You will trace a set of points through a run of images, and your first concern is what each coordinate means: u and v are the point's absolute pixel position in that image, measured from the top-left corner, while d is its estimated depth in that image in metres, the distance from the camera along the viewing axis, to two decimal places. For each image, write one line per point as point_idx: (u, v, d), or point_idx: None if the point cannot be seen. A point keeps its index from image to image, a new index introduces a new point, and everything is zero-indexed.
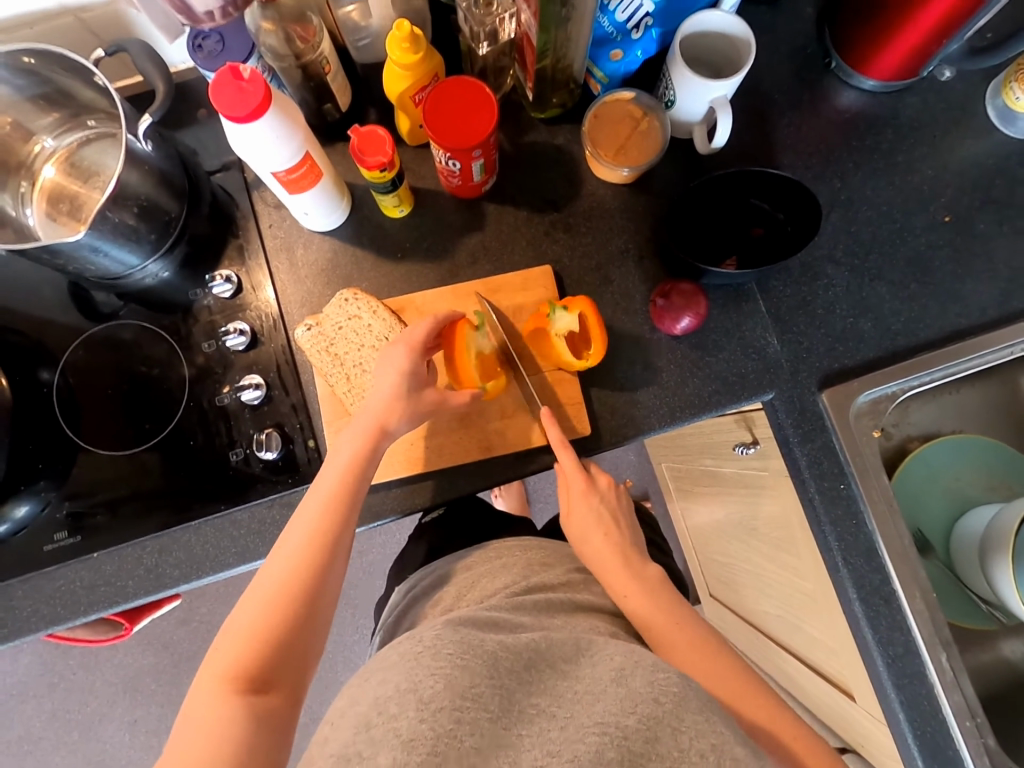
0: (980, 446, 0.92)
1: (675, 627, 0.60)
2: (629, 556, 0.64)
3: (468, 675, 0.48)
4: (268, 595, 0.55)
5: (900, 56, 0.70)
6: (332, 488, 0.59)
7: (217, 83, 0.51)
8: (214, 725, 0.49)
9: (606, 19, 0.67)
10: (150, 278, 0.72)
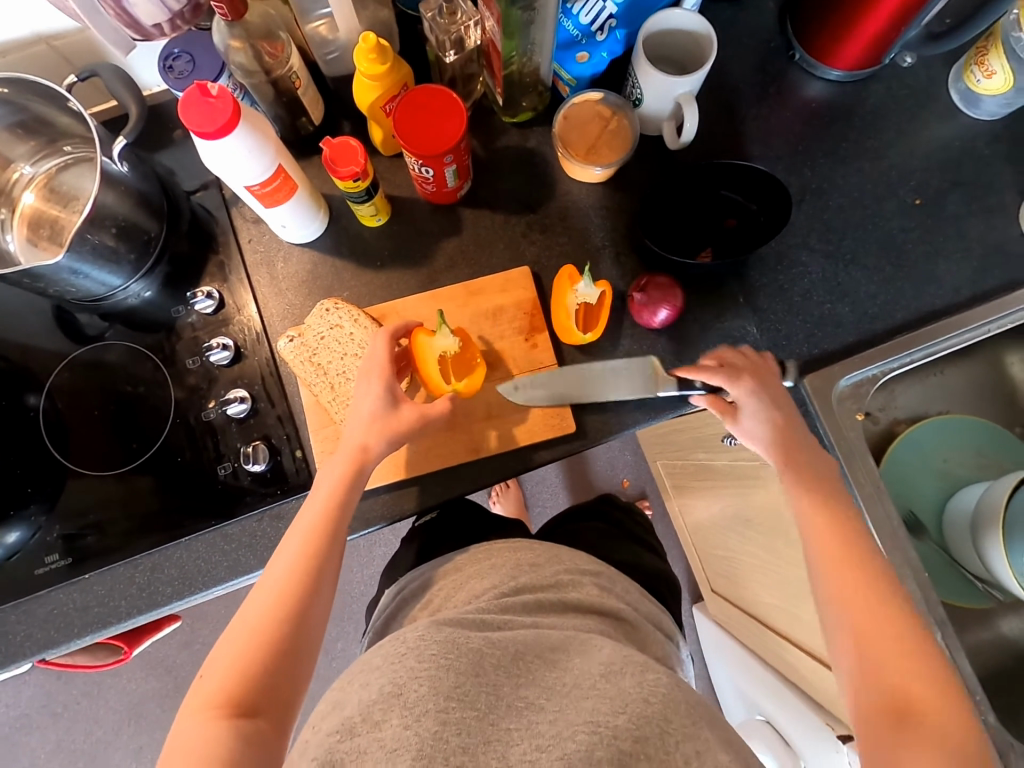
0: (969, 426, 0.92)
1: (834, 525, 0.59)
2: (802, 449, 0.63)
3: (453, 675, 0.48)
4: (256, 621, 0.56)
5: (864, 43, 0.71)
6: (321, 510, 0.60)
7: (185, 99, 0.51)
8: (198, 748, 0.49)
9: (570, 21, 0.69)
10: (133, 298, 0.73)
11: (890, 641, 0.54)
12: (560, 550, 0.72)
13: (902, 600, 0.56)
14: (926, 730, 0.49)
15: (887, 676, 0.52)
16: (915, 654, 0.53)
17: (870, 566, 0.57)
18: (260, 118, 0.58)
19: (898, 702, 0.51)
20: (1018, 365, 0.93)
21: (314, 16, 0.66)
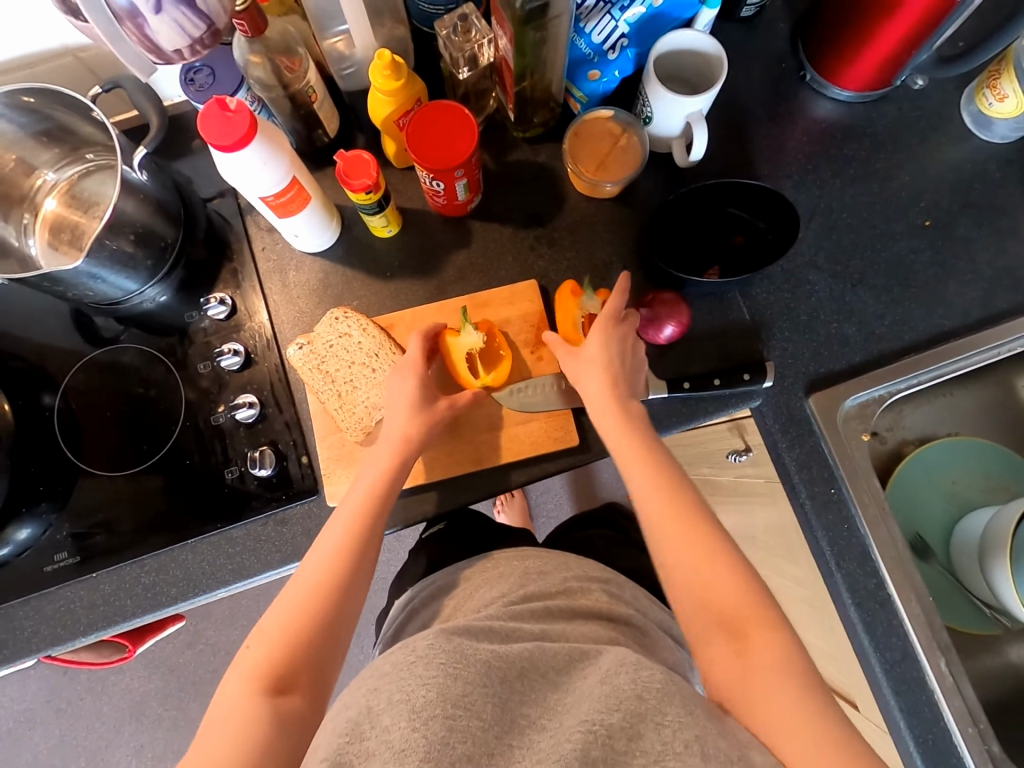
0: (979, 449, 0.91)
1: (652, 460, 0.61)
2: (625, 387, 0.65)
3: (461, 684, 0.48)
4: (292, 605, 0.56)
5: (874, 65, 0.72)
6: (365, 495, 0.61)
7: (205, 114, 0.53)
8: (237, 723, 0.50)
9: (583, 41, 0.70)
10: (149, 303, 0.74)
11: (716, 570, 0.56)
12: (568, 560, 0.73)
13: (718, 528, 0.59)
14: (757, 644, 0.52)
15: (719, 600, 0.55)
16: (746, 587, 0.55)
17: (687, 499, 0.60)
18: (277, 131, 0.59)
19: (730, 622, 0.54)
20: None
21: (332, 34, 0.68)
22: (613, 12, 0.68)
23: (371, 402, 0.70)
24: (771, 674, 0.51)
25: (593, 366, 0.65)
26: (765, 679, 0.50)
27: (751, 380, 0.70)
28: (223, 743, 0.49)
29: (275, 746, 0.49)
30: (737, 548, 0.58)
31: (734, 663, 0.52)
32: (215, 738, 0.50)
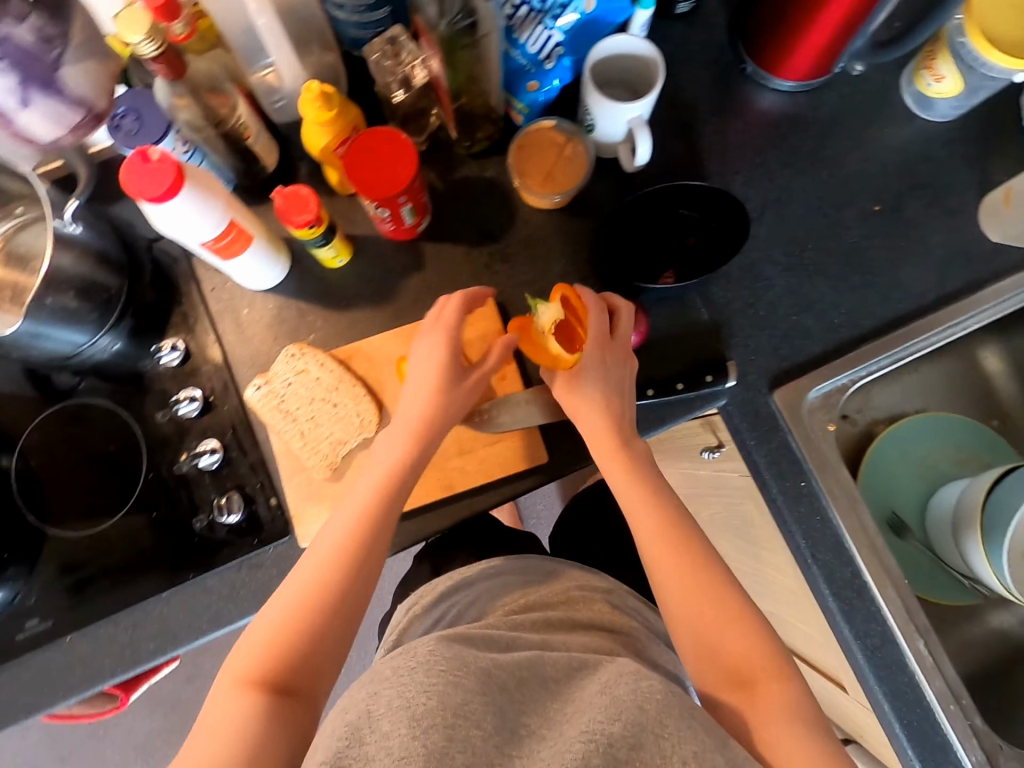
0: (952, 424, 0.92)
1: (648, 504, 0.62)
2: (627, 430, 0.64)
3: (461, 692, 0.47)
4: (301, 591, 0.56)
5: (814, 53, 0.71)
6: (374, 490, 0.60)
7: (125, 166, 0.52)
8: (234, 720, 0.50)
9: (518, 53, 0.68)
10: (105, 352, 0.73)
11: (721, 619, 0.57)
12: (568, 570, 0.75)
13: (722, 572, 0.60)
14: (766, 693, 0.54)
15: (725, 649, 0.56)
16: (752, 636, 0.57)
17: (692, 545, 0.60)
18: (208, 176, 0.59)
19: (735, 671, 0.55)
20: (992, 358, 0.93)
21: (257, 69, 0.66)
22: (547, 22, 0.67)
23: (335, 438, 0.68)
24: (779, 723, 0.52)
25: (591, 401, 0.64)
26: (775, 728, 0.51)
27: (714, 381, 0.70)
28: (217, 746, 0.49)
29: (269, 746, 0.50)
30: (742, 594, 0.59)
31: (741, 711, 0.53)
32: (209, 738, 0.50)
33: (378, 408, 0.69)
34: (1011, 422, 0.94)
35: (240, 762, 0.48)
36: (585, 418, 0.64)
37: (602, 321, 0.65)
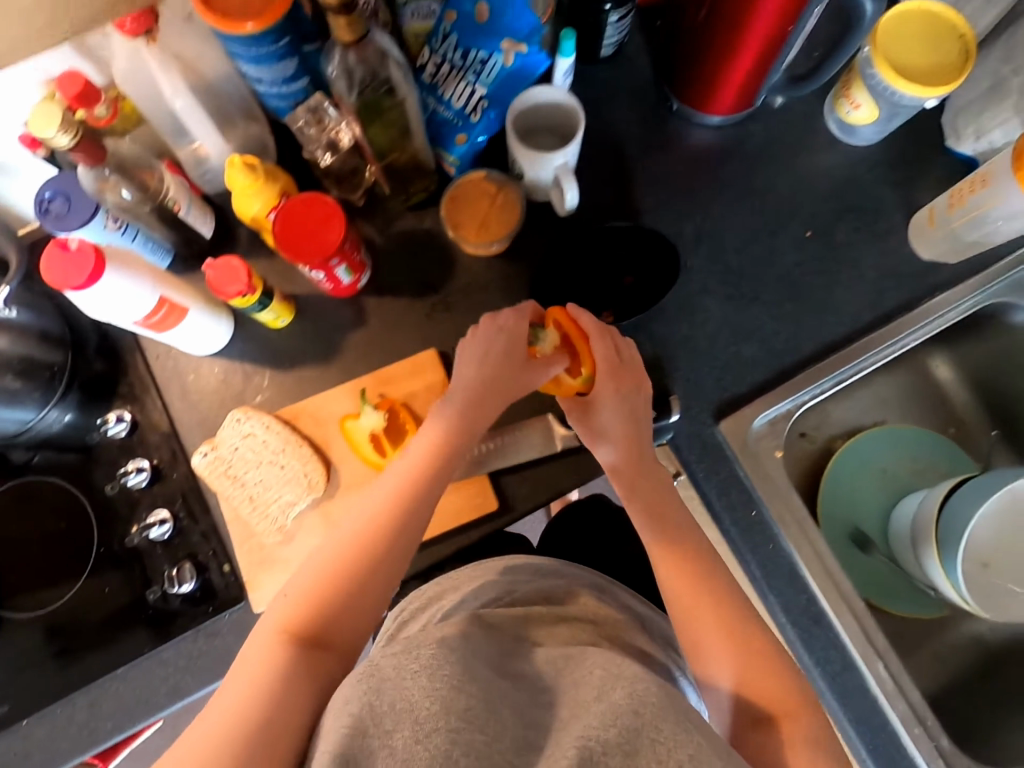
0: (908, 434, 0.92)
1: (668, 529, 0.63)
2: (644, 459, 0.65)
3: (464, 697, 0.42)
4: (342, 549, 0.58)
5: (735, 89, 0.73)
6: (415, 466, 0.62)
7: (46, 260, 0.52)
8: (262, 668, 0.52)
9: (446, 109, 0.71)
10: (55, 425, 0.73)
11: (749, 655, 0.57)
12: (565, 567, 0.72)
13: (746, 605, 0.60)
14: (792, 727, 0.53)
15: (754, 687, 0.55)
16: (773, 665, 0.56)
17: (711, 574, 0.60)
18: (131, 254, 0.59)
19: (762, 708, 0.54)
20: (944, 367, 0.93)
21: (182, 144, 0.66)
22: (469, 77, 0.68)
23: (284, 500, 0.68)
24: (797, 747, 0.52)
25: (609, 433, 0.65)
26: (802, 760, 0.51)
27: (657, 418, 0.71)
28: (240, 699, 0.50)
29: (293, 697, 0.51)
30: (769, 632, 0.59)
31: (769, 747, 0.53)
32: (233, 692, 0.51)
33: (325, 466, 0.69)
34: (968, 427, 0.93)
35: (263, 711, 0.49)
36: (603, 451, 0.65)
37: (606, 346, 0.66)
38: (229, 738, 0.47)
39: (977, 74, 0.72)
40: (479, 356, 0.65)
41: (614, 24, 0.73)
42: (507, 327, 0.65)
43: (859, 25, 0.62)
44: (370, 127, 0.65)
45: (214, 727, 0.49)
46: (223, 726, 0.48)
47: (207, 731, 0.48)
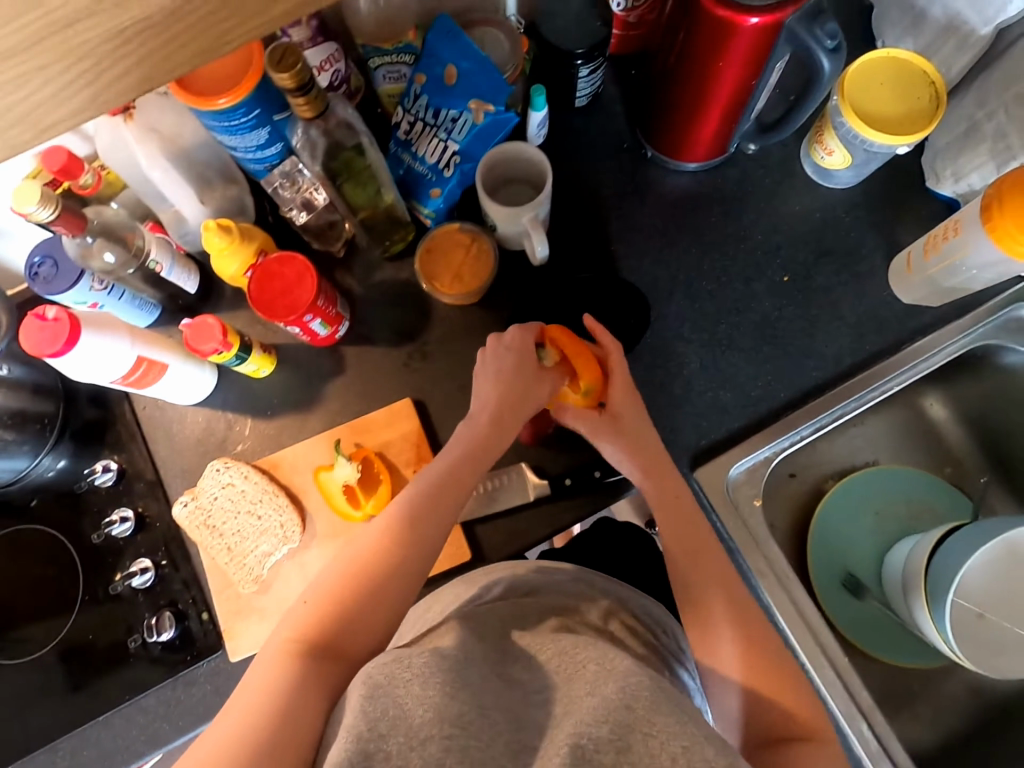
0: (898, 477, 0.88)
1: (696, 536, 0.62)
2: (665, 468, 0.66)
3: (458, 703, 0.41)
4: (365, 559, 0.56)
5: (708, 139, 0.73)
6: (441, 479, 0.60)
7: (24, 332, 0.56)
8: (278, 683, 0.47)
9: (419, 163, 0.72)
10: (49, 472, 0.75)
11: (764, 672, 0.56)
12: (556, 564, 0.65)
13: (759, 618, 0.59)
14: (812, 750, 0.52)
15: (766, 704, 0.55)
16: (782, 675, 0.56)
17: (732, 585, 0.60)
18: (108, 315, 0.62)
19: (775, 728, 0.53)
20: (936, 405, 0.89)
21: (165, 206, 0.70)
22: (442, 134, 0.70)
23: (261, 551, 0.70)
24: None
25: (620, 446, 0.65)
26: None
27: None
28: (250, 706, 0.46)
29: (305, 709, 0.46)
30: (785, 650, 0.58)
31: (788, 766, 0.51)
32: (244, 702, 0.47)
33: (301, 515, 0.71)
34: (966, 467, 0.89)
35: (275, 724, 0.45)
36: (622, 461, 0.65)
37: (623, 361, 0.67)
38: (239, 746, 0.43)
39: (952, 117, 0.72)
40: (493, 374, 0.64)
41: (585, 77, 0.74)
42: (515, 345, 0.65)
43: (821, 80, 0.63)
44: (338, 185, 0.69)
45: (223, 739, 0.44)
46: (234, 735, 0.44)
47: (216, 740, 0.45)
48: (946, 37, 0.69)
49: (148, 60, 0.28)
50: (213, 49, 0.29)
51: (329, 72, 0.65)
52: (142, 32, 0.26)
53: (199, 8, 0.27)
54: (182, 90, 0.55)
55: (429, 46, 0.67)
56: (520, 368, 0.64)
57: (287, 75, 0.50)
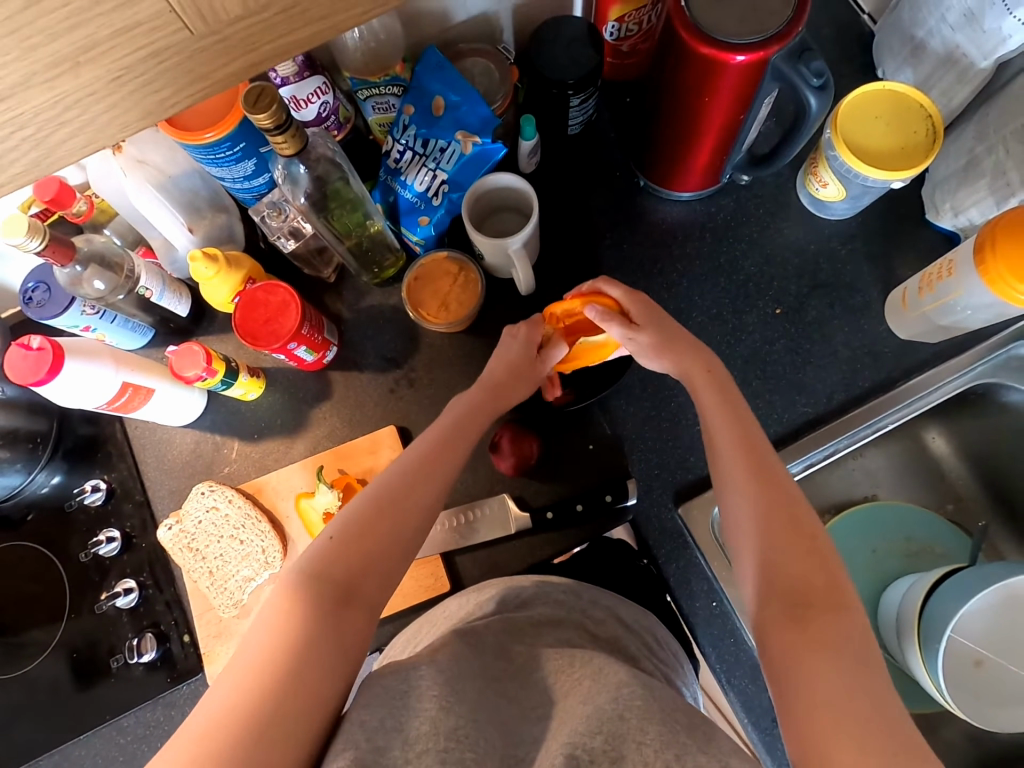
0: (897, 514, 0.81)
1: (737, 426, 0.55)
2: (711, 365, 0.59)
3: (455, 717, 0.40)
4: (369, 509, 0.51)
5: (700, 171, 0.72)
6: (438, 435, 0.57)
7: (8, 361, 0.58)
8: (272, 649, 0.44)
9: (407, 191, 0.72)
10: (43, 488, 0.77)
11: (798, 546, 0.49)
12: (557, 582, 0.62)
13: (801, 494, 0.52)
14: (825, 625, 0.45)
15: (785, 570, 0.48)
16: (808, 540, 0.49)
17: (769, 465, 0.53)
18: (95, 343, 0.65)
19: (796, 594, 0.47)
20: (939, 438, 0.82)
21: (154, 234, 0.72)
22: (431, 164, 0.70)
23: (242, 576, 0.71)
24: (826, 659, 0.43)
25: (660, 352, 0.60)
26: (820, 664, 0.43)
27: (613, 501, 0.70)
28: (248, 671, 0.42)
29: (301, 670, 0.43)
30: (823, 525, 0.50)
31: (796, 647, 0.44)
32: (242, 662, 0.43)
33: (282, 540, 0.72)
34: (969, 506, 0.82)
35: (272, 690, 0.41)
36: (658, 363, 0.61)
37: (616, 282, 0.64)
38: (233, 721, 0.40)
39: (953, 149, 0.70)
40: (499, 354, 0.64)
41: (577, 107, 0.73)
42: (521, 335, 0.64)
43: (808, 116, 0.62)
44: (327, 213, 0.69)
45: (220, 709, 0.41)
46: (231, 705, 0.41)
47: (212, 707, 0.41)
48: (947, 69, 0.68)
49: (95, 122, 0.28)
50: (159, 110, 0.29)
51: (317, 103, 0.66)
52: (84, 97, 0.27)
53: (139, 74, 0.27)
54: (171, 127, 0.58)
55: (417, 79, 0.68)
56: (525, 352, 0.63)
57: (265, 115, 0.51)
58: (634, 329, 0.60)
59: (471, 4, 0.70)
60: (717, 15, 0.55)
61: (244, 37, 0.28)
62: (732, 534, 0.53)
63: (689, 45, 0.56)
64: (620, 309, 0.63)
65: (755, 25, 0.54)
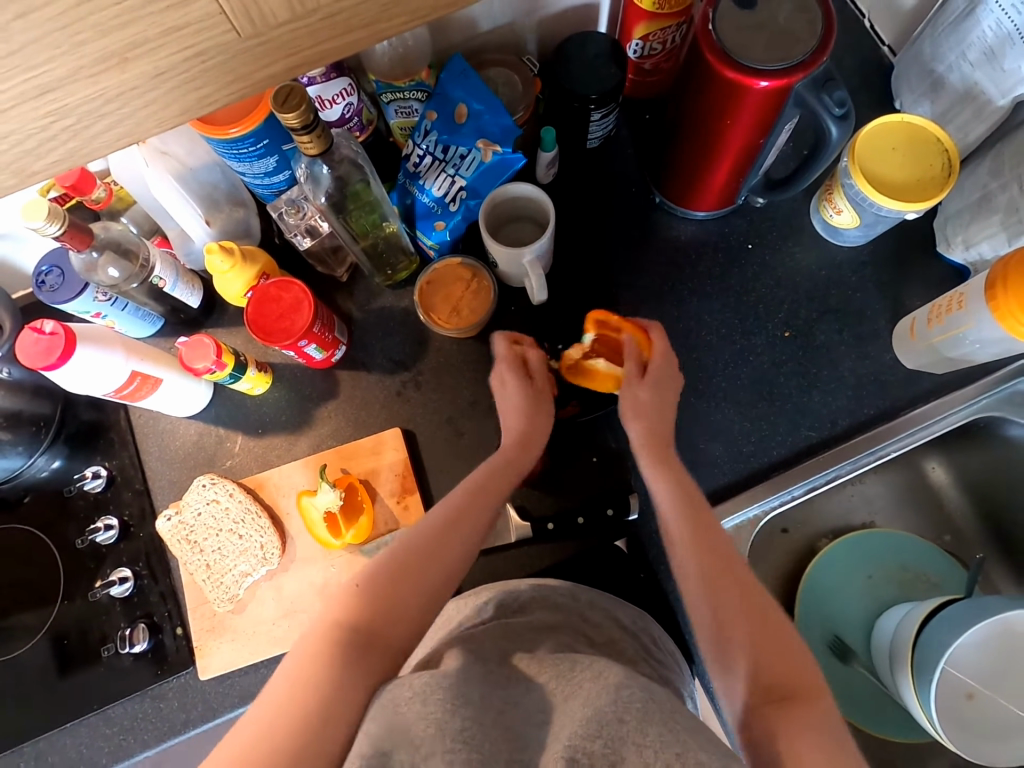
0: (894, 542, 0.81)
1: (693, 512, 0.57)
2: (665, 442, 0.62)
3: (461, 718, 0.39)
4: (408, 556, 0.53)
5: (715, 194, 0.73)
6: (472, 486, 0.58)
7: (20, 344, 0.58)
8: (310, 680, 0.45)
9: (425, 195, 0.72)
10: (43, 472, 0.77)
11: (767, 630, 0.51)
12: (554, 590, 0.62)
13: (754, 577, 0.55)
14: (805, 711, 0.46)
15: (761, 655, 0.49)
16: (769, 620, 0.51)
17: (726, 552, 0.55)
18: (104, 329, 0.64)
19: (775, 682, 0.48)
20: (938, 468, 0.82)
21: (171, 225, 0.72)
22: (450, 169, 0.70)
23: (238, 571, 0.70)
24: (812, 739, 0.44)
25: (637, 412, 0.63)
26: (804, 749, 0.43)
27: (615, 515, 0.70)
28: (287, 695, 0.44)
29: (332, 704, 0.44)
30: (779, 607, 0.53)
31: (785, 737, 0.44)
32: (281, 688, 0.45)
33: (281, 537, 0.71)
34: (965, 537, 0.83)
35: (309, 717, 0.43)
36: (632, 426, 0.63)
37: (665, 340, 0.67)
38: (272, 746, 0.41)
39: (967, 184, 0.71)
40: (514, 403, 0.65)
41: (597, 122, 0.74)
42: (513, 378, 0.66)
43: (829, 144, 0.63)
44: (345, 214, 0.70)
45: (259, 730, 0.43)
46: (264, 731, 0.42)
47: (243, 737, 0.43)
48: (964, 105, 0.69)
49: (133, 114, 0.28)
50: (197, 108, 0.30)
51: (341, 104, 0.67)
52: (130, 90, 0.27)
53: (182, 72, 0.28)
54: (198, 120, 0.58)
55: (442, 86, 0.69)
56: (520, 397, 0.65)
57: (294, 114, 0.51)
58: (640, 382, 0.64)
59: (498, 14, 0.71)
60: (743, 37, 0.55)
61: (291, 39, 0.29)
62: (705, 628, 0.53)
63: (714, 68, 0.56)
64: (649, 358, 0.66)
65: (783, 50, 0.54)
